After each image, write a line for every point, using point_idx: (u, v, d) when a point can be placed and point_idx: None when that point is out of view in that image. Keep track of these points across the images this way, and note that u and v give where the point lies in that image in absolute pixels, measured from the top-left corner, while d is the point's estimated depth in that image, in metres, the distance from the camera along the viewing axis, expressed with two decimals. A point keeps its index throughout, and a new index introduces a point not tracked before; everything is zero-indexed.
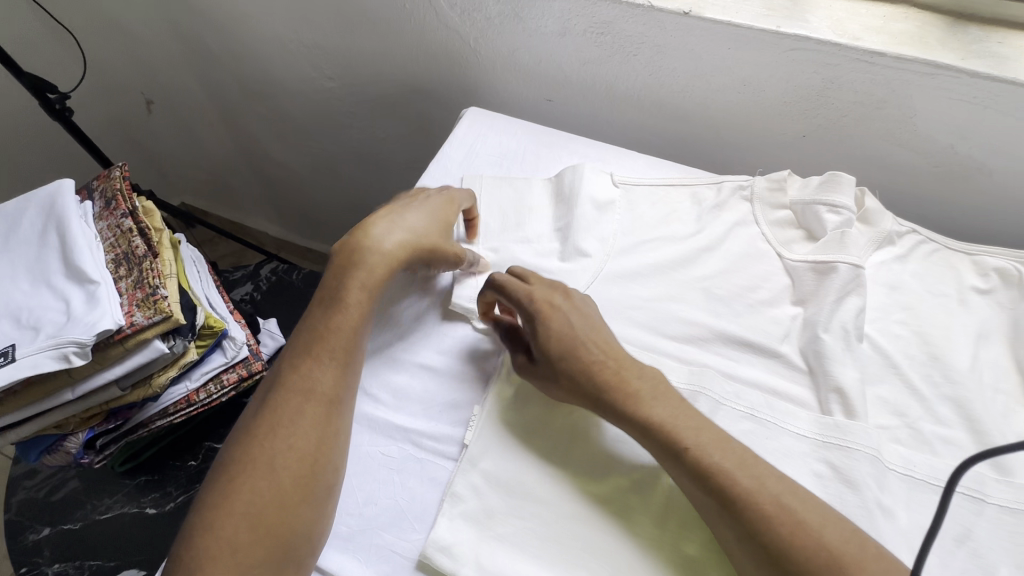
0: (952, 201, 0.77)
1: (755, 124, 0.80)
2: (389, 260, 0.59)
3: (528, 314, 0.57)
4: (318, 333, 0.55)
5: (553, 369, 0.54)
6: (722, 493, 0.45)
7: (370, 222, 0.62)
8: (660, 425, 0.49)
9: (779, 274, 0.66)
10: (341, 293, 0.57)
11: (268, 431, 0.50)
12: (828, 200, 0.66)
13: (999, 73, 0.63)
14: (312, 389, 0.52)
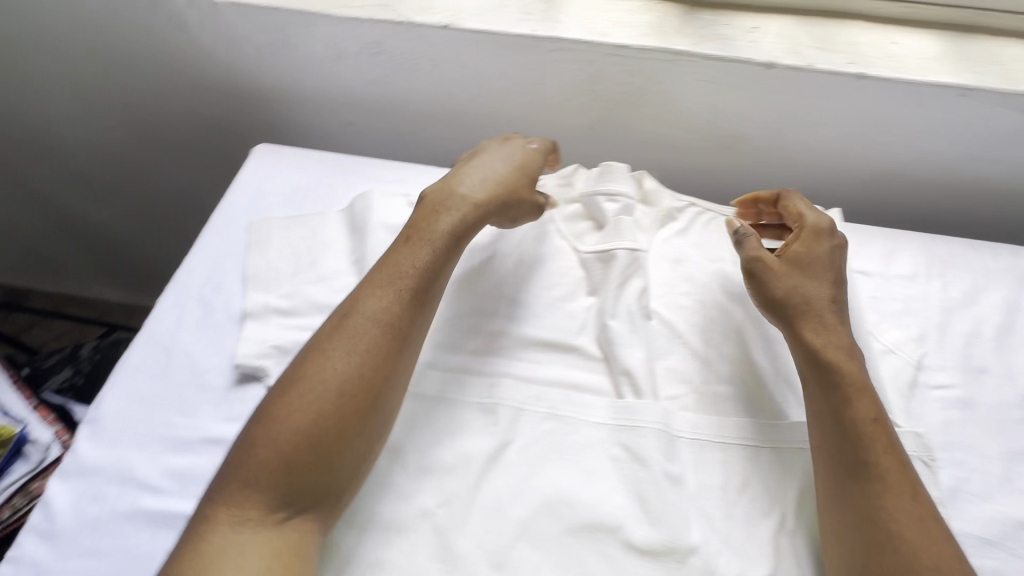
0: (728, 169, 0.84)
1: (545, 123, 0.82)
2: (473, 197, 0.62)
3: (801, 232, 0.64)
4: (398, 273, 0.57)
5: (797, 276, 0.60)
6: (837, 384, 0.55)
7: (472, 161, 0.66)
8: (832, 329, 0.58)
9: (574, 268, 0.68)
10: (429, 235, 0.60)
11: (323, 371, 0.50)
12: (606, 190, 0.71)
13: (726, 53, 0.69)
14: (380, 331, 0.53)
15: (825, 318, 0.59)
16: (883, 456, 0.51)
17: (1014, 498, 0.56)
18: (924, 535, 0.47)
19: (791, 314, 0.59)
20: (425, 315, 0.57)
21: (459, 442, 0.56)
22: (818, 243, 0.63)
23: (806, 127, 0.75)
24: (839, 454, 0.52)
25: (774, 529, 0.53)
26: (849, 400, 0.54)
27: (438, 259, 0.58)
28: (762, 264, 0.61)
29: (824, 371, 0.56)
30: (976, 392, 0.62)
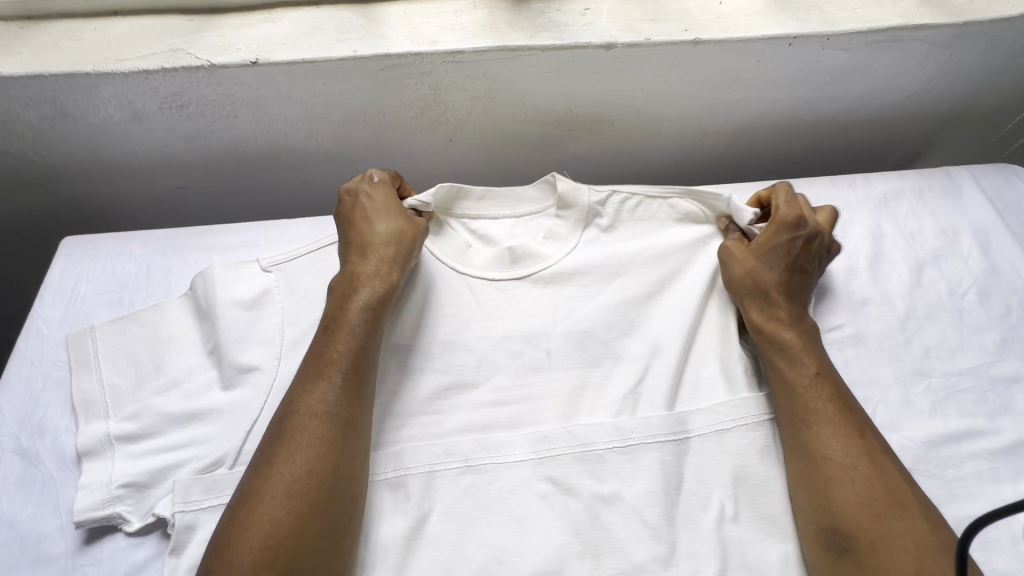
0: (598, 152, 0.82)
1: (400, 143, 0.76)
2: (377, 262, 0.59)
3: (777, 221, 0.64)
4: (322, 353, 0.53)
5: (751, 261, 0.62)
6: (779, 347, 0.57)
7: (366, 226, 0.62)
8: (772, 293, 0.60)
9: (461, 297, 0.63)
10: (345, 309, 0.55)
11: (269, 479, 0.46)
12: (473, 225, 0.69)
13: (563, 40, 0.65)
14: (316, 420, 0.49)
15: (778, 295, 0.60)
16: (828, 407, 0.53)
17: (916, 419, 0.58)
18: (873, 474, 0.49)
19: (744, 293, 0.62)
20: (365, 390, 0.52)
21: (372, 532, 0.50)
22: (784, 232, 0.63)
23: (661, 97, 0.74)
24: (786, 411, 0.54)
25: (716, 521, 0.50)
26: (791, 363, 0.56)
27: (360, 327, 0.54)
28: (728, 249, 0.65)
29: (770, 341, 0.58)
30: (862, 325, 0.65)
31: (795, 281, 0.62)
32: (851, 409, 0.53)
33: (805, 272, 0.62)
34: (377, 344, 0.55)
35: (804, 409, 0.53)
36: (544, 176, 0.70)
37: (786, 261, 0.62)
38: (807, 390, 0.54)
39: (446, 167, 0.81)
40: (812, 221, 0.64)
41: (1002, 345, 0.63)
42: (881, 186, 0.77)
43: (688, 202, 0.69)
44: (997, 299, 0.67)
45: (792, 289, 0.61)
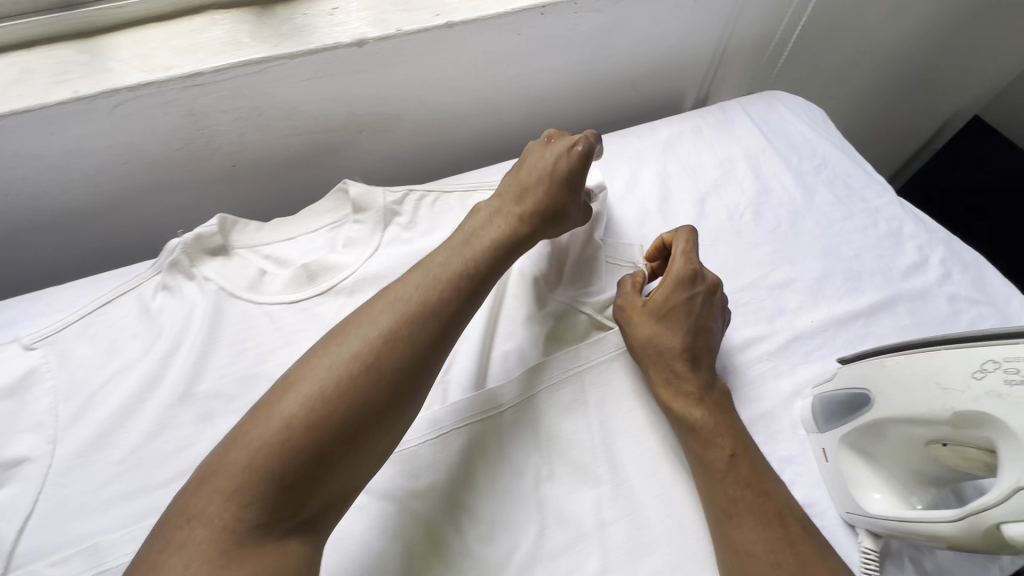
0: (400, 150, 0.81)
1: (176, 179, 0.70)
2: (495, 223, 0.59)
3: (667, 279, 0.60)
4: (431, 285, 0.52)
5: (651, 324, 0.58)
6: (698, 435, 0.52)
7: (533, 165, 0.63)
8: (681, 366, 0.56)
9: (259, 328, 0.61)
10: (450, 262, 0.54)
11: (309, 387, 0.44)
12: (268, 250, 0.67)
13: (310, 45, 0.63)
14: (393, 356, 0.47)
15: (684, 365, 0.56)
16: (745, 495, 0.49)
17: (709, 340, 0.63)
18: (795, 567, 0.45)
19: (651, 369, 0.57)
20: (436, 361, 0.50)
21: None
22: (682, 290, 0.59)
23: (441, 85, 0.75)
24: (708, 503, 0.50)
25: (534, 483, 0.53)
26: (710, 447, 0.52)
27: (462, 287, 0.53)
28: (626, 312, 0.60)
29: (682, 424, 0.54)
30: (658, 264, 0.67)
31: (700, 342, 0.58)
32: (770, 496, 0.49)
33: (709, 331, 0.59)
34: (470, 312, 0.53)
35: (723, 502, 0.49)
36: (337, 187, 0.69)
37: (687, 320, 0.58)
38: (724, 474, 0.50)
39: (242, 194, 0.76)
40: (707, 273, 0.61)
41: (775, 255, 0.70)
42: (664, 131, 0.83)
43: (482, 190, 0.73)
44: (768, 215, 0.74)
45: (700, 357, 0.57)
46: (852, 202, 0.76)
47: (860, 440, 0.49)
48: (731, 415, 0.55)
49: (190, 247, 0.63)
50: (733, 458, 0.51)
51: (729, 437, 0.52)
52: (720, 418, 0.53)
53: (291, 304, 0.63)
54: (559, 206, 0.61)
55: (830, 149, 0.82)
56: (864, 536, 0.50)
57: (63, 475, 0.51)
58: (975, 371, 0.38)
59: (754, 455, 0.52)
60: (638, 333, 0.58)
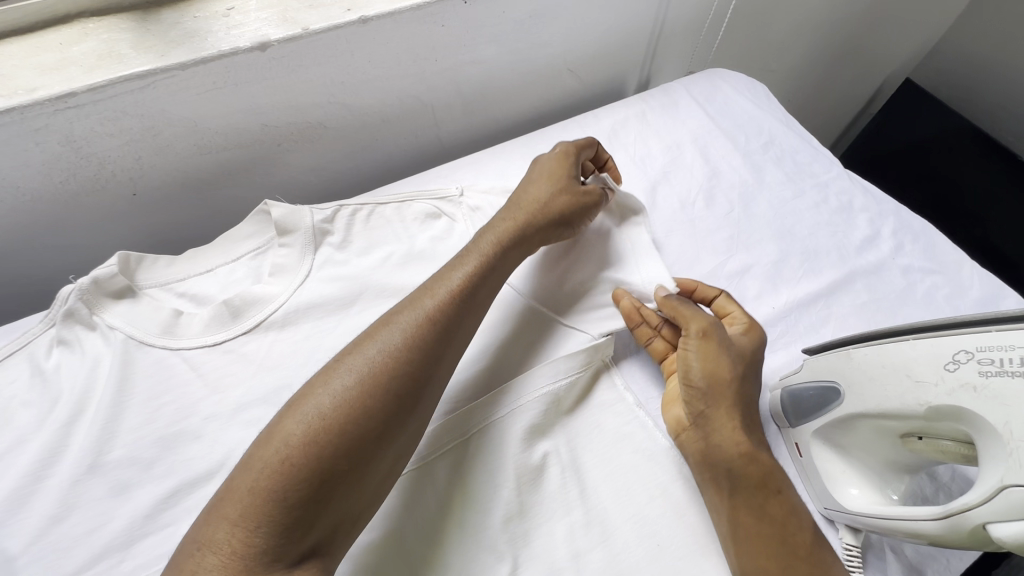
0: (326, 162, 0.74)
1: (68, 216, 0.61)
2: (503, 225, 0.57)
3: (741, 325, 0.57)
4: (432, 289, 0.49)
5: (736, 361, 0.53)
6: (780, 497, 0.48)
7: (533, 173, 0.63)
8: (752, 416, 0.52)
9: (178, 377, 0.54)
10: (453, 266, 0.52)
11: (312, 404, 0.41)
12: (183, 288, 0.59)
13: (204, 52, 0.56)
14: (396, 362, 0.43)
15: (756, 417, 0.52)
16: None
17: None
18: None
19: (736, 410, 0.51)
20: (441, 368, 0.46)
21: None
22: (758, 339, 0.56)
23: (363, 86, 0.68)
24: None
25: (502, 522, 0.48)
26: (790, 514, 0.47)
27: (465, 286, 0.50)
28: (710, 339, 0.53)
29: (764, 481, 0.48)
30: (630, 259, 0.62)
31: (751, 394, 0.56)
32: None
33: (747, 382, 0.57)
34: (476, 311, 0.50)
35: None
36: (256, 208, 0.62)
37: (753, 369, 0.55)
38: (800, 544, 0.46)
39: (151, 224, 0.68)
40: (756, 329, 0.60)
41: (731, 241, 0.67)
42: (608, 119, 0.79)
43: (421, 199, 0.67)
44: (720, 199, 0.71)
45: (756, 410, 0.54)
46: (802, 179, 0.74)
47: (831, 435, 0.47)
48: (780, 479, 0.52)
49: (89, 292, 0.55)
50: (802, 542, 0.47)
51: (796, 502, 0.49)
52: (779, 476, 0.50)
53: (213, 347, 0.56)
54: (561, 197, 0.60)
55: (776, 126, 0.80)
56: (844, 532, 0.48)
57: None
58: (948, 362, 0.37)
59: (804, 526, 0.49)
60: (729, 368, 0.52)
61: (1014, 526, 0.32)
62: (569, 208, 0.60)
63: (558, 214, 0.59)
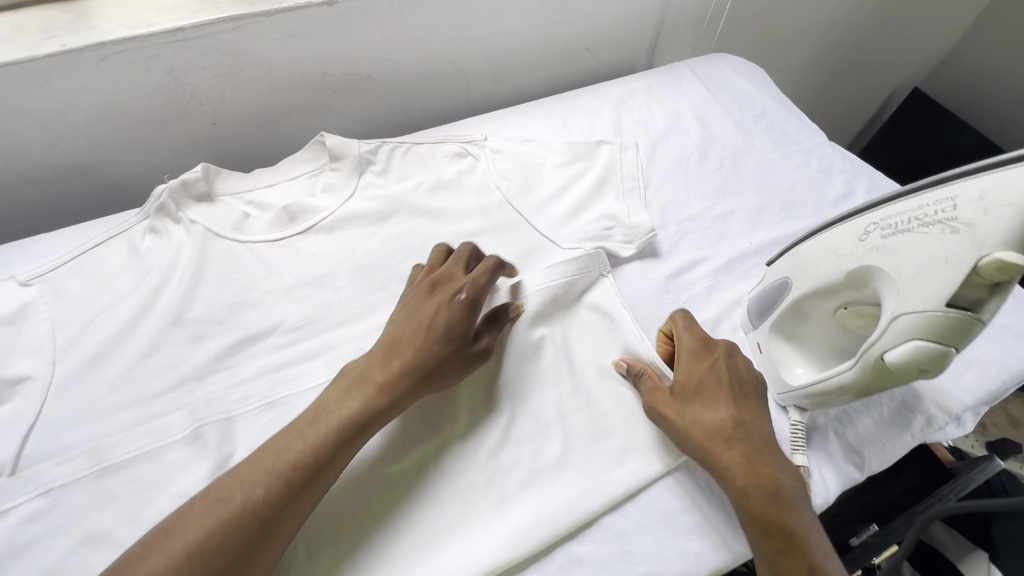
0: (371, 112, 0.87)
1: (162, 136, 0.74)
2: (392, 367, 0.52)
3: (688, 354, 0.56)
4: (267, 466, 0.45)
5: (690, 408, 0.53)
6: (770, 534, 0.47)
7: (422, 309, 0.56)
8: (738, 450, 0.50)
9: (245, 262, 0.66)
10: (341, 394, 0.50)
11: (175, 544, 0.41)
12: (251, 197, 0.71)
13: (284, 4, 0.68)
14: (202, 566, 0.40)
15: (739, 446, 0.50)
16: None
17: (657, 260, 0.70)
18: None
19: (704, 456, 0.51)
20: (277, 539, 0.44)
21: (173, 484, 0.51)
22: (703, 361, 0.55)
23: (407, 45, 0.80)
24: None
25: (504, 386, 0.58)
26: (787, 552, 0.46)
27: (311, 460, 0.46)
28: (657, 400, 0.54)
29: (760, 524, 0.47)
30: (629, 197, 0.74)
31: (747, 416, 0.53)
32: None
33: (750, 397, 0.54)
34: (320, 488, 0.46)
35: None
36: (315, 137, 0.74)
37: (727, 392, 0.53)
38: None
39: (225, 152, 0.81)
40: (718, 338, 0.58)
41: (719, 190, 0.77)
42: (618, 89, 0.89)
43: (451, 141, 0.79)
44: (712, 156, 0.81)
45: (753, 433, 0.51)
46: (788, 145, 0.84)
47: (787, 327, 0.56)
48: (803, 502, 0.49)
49: (177, 192, 0.67)
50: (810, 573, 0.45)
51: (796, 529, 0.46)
52: (776, 504, 0.48)
53: (274, 242, 0.68)
54: (437, 355, 0.53)
55: (769, 102, 0.90)
56: (793, 411, 0.56)
57: (65, 392, 0.55)
58: (861, 235, 0.44)
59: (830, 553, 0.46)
60: (685, 417, 0.52)
61: (900, 349, 0.40)
62: (451, 374, 0.54)
63: (429, 375, 0.53)
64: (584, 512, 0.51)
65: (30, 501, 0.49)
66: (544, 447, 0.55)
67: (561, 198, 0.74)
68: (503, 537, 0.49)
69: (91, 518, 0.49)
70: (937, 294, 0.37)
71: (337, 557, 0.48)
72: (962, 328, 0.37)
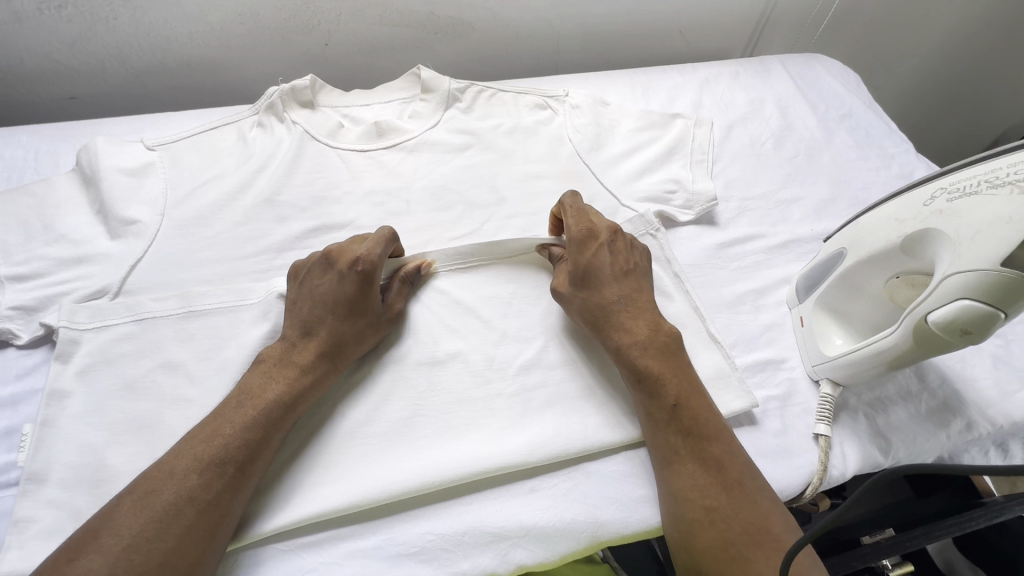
0: (463, 57, 0.92)
1: (279, 46, 0.83)
2: (307, 347, 0.51)
3: (575, 244, 0.58)
4: (195, 452, 0.45)
5: (580, 292, 0.56)
6: (641, 382, 0.51)
7: (318, 283, 0.54)
8: (619, 318, 0.54)
9: (332, 163, 0.72)
10: (252, 375, 0.50)
11: (110, 541, 0.40)
12: (347, 112, 0.78)
13: None
14: (142, 556, 0.40)
15: (624, 315, 0.55)
16: (691, 440, 0.49)
17: (716, 230, 0.71)
18: (747, 499, 0.46)
19: (593, 326, 0.55)
20: (229, 520, 0.44)
21: (242, 334, 0.57)
22: (589, 248, 0.58)
23: None
24: (668, 449, 0.49)
25: (545, 316, 0.60)
26: (651, 396, 0.51)
27: (241, 442, 0.46)
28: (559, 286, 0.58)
29: (630, 372, 0.52)
30: (697, 168, 0.75)
31: (632, 281, 0.57)
32: (718, 438, 0.49)
33: (634, 269, 0.58)
34: (260, 467, 0.47)
35: (680, 447, 0.49)
36: (411, 69, 0.79)
37: (608, 267, 0.57)
38: (685, 421, 0.49)
39: (328, 71, 0.89)
40: (601, 225, 0.59)
41: (788, 177, 0.77)
42: (704, 71, 0.91)
43: (533, 94, 0.81)
44: (788, 145, 0.81)
45: (633, 300, 0.56)
46: (870, 147, 0.82)
47: (832, 305, 0.56)
48: (675, 353, 0.53)
49: (286, 95, 0.74)
50: (677, 405, 0.50)
51: (661, 375, 0.51)
52: (657, 357, 0.52)
53: (362, 152, 0.73)
54: (347, 328, 0.52)
55: (858, 105, 0.88)
56: (825, 384, 0.55)
57: (167, 240, 0.63)
58: (926, 201, 0.45)
59: (695, 394, 0.51)
60: (569, 295, 0.57)
61: (947, 307, 0.41)
62: (357, 349, 0.53)
63: (337, 349, 0.52)
64: (605, 439, 0.52)
65: (123, 323, 0.56)
66: (575, 376, 0.56)
67: (630, 159, 0.76)
68: (528, 442, 0.51)
69: (172, 348, 0.55)
70: (993, 253, 0.39)
71: (372, 437, 0.51)
72: (1015, 291, 0.38)
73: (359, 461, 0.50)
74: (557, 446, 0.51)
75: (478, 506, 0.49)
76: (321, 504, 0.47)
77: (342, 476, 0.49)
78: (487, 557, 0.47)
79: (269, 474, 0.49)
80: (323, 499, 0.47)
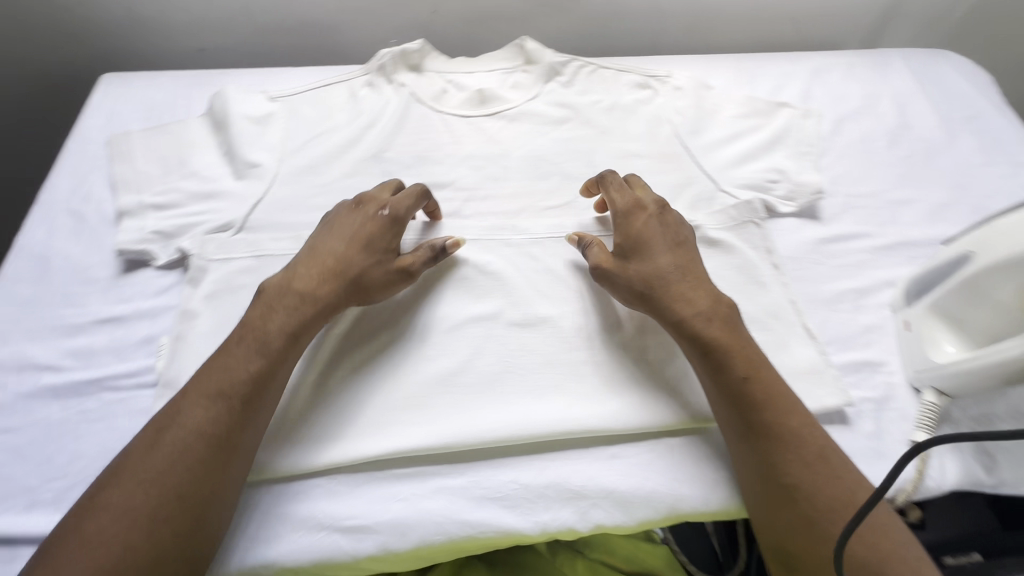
0: (564, 32, 0.92)
1: (390, 10, 0.86)
2: (326, 283, 0.54)
3: (622, 213, 0.59)
4: (210, 385, 0.47)
5: (632, 262, 0.56)
6: (709, 354, 0.50)
7: (349, 226, 0.57)
8: (675, 290, 0.53)
9: (435, 126, 0.74)
10: (258, 311, 0.52)
11: (141, 467, 0.43)
12: (450, 78, 0.79)
13: None
14: (172, 478, 0.43)
15: (683, 286, 0.54)
16: (767, 413, 0.48)
17: (818, 225, 0.68)
18: (836, 474, 0.45)
19: (649, 295, 0.54)
20: (247, 445, 0.46)
21: None
22: (637, 219, 0.58)
23: None
24: (742, 426, 0.48)
25: None
26: (716, 369, 0.50)
27: (249, 373, 0.48)
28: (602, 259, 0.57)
29: (696, 343, 0.51)
30: (801, 160, 0.72)
31: (682, 253, 0.56)
32: (794, 410, 0.48)
33: (684, 244, 0.57)
34: (272, 393, 0.49)
35: (758, 423, 0.47)
36: (515, 39, 0.79)
37: (661, 237, 0.57)
38: (752, 396, 0.48)
39: (431, 37, 0.91)
40: (647, 199, 0.60)
41: (901, 177, 0.73)
42: (815, 61, 0.87)
43: (636, 72, 0.80)
44: (904, 144, 0.76)
45: (689, 271, 0.55)
46: (998, 153, 0.76)
47: (946, 311, 0.54)
48: (734, 326, 0.52)
49: (396, 58, 0.77)
50: (746, 379, 0.49)
51: (724, 343, 0.50)
52: (726, 329, 0.51)
53: (464, 118, 0.75)
54: (375, 268, 0.55)
55: (986, 107, 0.82)
56: (928, 391, 0.53)
57: (285, 184, 0.67)
58: None
59: (761, 367, 0.50)
60: (615, 267, 0.56)
61: None
62: (376, 288, 0.55)
63: (364, 286, 0.55)
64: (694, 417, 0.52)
65: (245, 258, 0.60)
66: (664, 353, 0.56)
67: (732, 144, 0.74)
68: (621, 409, 0.52)
69: None
70: None
71: (467, 386, 0.53)
72: None
73: (453, 406, 0.52)
74: (653, 416, 0.52)
75: (559, 465, 0.50)
76: (415, 442, 0.50)
77: (437, 420, 0.51)
78: (567, 512, 0.48)
79: (366, 406, 0.52)
80: (414, 437, 0.50)
